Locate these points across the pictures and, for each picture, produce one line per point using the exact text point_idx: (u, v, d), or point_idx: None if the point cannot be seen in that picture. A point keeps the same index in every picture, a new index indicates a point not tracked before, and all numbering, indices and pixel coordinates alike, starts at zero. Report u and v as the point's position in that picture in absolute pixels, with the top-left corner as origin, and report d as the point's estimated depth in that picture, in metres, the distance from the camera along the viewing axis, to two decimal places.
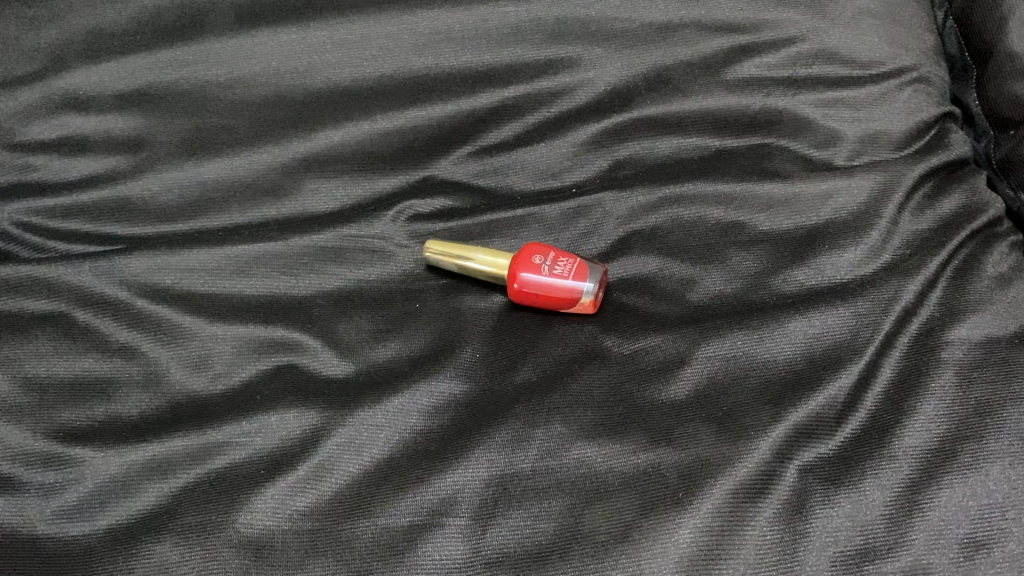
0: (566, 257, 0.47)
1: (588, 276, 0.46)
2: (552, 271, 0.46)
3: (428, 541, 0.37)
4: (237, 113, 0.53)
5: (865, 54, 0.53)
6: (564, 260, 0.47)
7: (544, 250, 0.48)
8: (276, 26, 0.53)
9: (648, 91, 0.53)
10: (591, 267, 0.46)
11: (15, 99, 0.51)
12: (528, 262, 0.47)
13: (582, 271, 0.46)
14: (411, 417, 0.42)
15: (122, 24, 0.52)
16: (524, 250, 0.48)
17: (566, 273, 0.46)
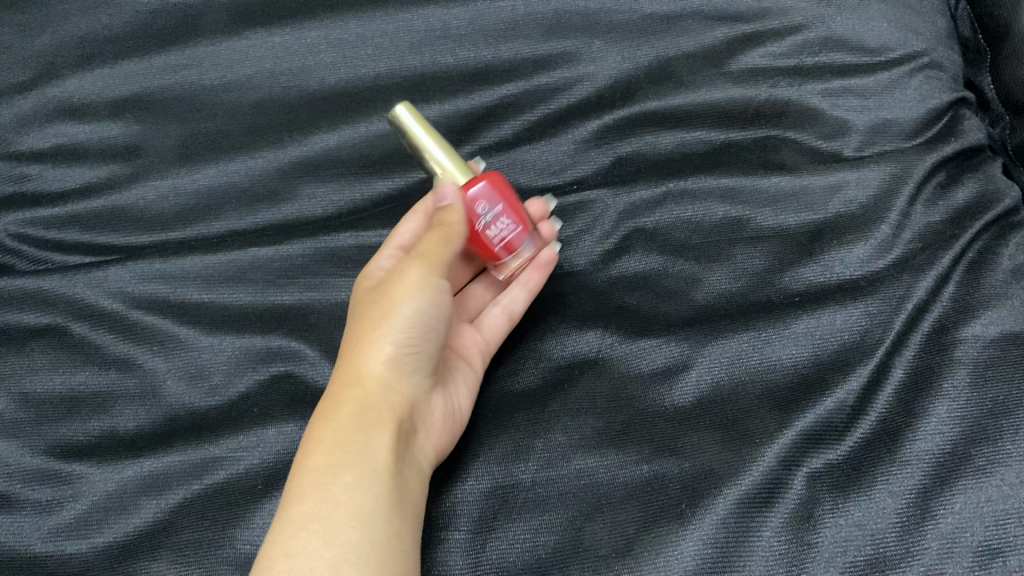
0: (511, 216, 0.46)
1: (513, 254, 0.47)
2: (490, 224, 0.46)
3: (439, 551, 0.38)
4: (233, 116, 0.52)
5: (873, 40, 0.51)
6: (506, 223, 0.46)
7: (493, 195, 0.45)
8: (275, 27, 0.53)
9: (649, 85, 0.52)
10: (526, 246, 0.47)
11: (12, 109, 0.52)
12: (471, 205, 0.45)
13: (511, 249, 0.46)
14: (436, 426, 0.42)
15: (116, 28, 0.53)
16: (477, 185, 0.45)
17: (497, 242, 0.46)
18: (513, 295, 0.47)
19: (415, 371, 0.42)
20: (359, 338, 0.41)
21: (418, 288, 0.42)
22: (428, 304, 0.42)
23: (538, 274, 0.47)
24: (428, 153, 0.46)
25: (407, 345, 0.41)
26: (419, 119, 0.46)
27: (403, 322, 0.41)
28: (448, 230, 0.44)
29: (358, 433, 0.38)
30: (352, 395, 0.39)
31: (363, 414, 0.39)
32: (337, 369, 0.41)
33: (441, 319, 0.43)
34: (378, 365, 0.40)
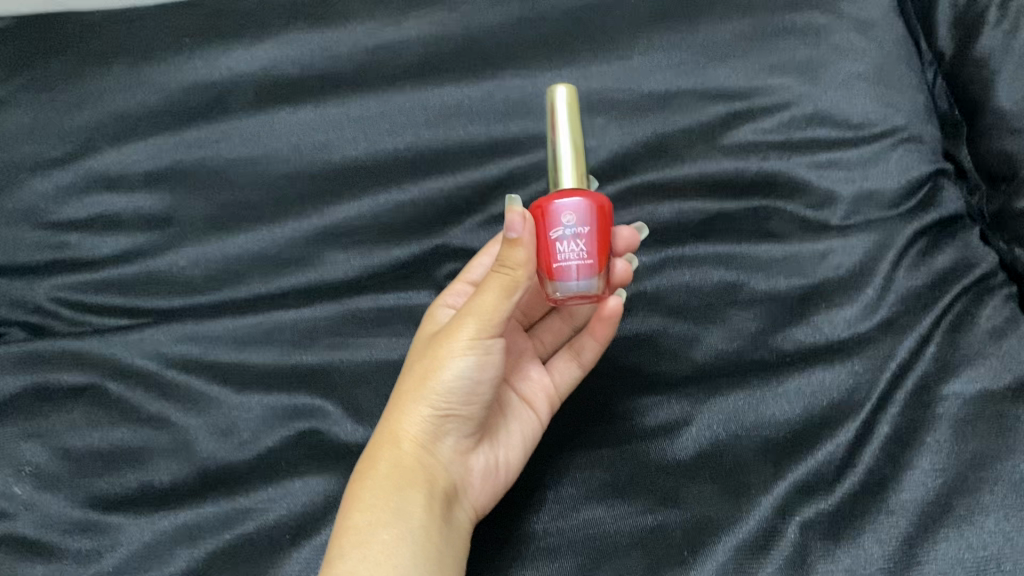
0: (591, 246, 0.42)
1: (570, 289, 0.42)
2: (570, 240, 0.41)
3: None
4: (260, 186, 0.56)
5: (856, 116, 0.55)
6: (581, 248, 0.42)
7: (588, 213, 0.42)
8: (299, 104, 0.58)
9: (648, 158, 0.56)
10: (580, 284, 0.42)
11: (55, 180, 0.57)
12: (555, 214, 0.42)
13: (572, 279, 0.41)
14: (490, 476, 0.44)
15: (150, 105, 0.58)
16: (580, 198, 0.42)
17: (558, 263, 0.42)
18: (586, 345, 0.47)
19: (457, 428, 0.43)
20: (404, 399, 0.42)
21: (469, 348, 0.40)
22: (478, 364, 0.40)
23: (607, 327, 0.46)
24: (560, 132, 0.45)
25: (450, 405, 0.41)
26: (575, 104, 0.45)
27: (448, 384, 0.40)
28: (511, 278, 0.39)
29: (396, 496, 0.40)
30: (390, 457, 0.41)
31: (401, 478, 0.40)
32: (381, 425, 0.42)
33: (494, 377, 0.41)
34: (415, 430, 0.41)
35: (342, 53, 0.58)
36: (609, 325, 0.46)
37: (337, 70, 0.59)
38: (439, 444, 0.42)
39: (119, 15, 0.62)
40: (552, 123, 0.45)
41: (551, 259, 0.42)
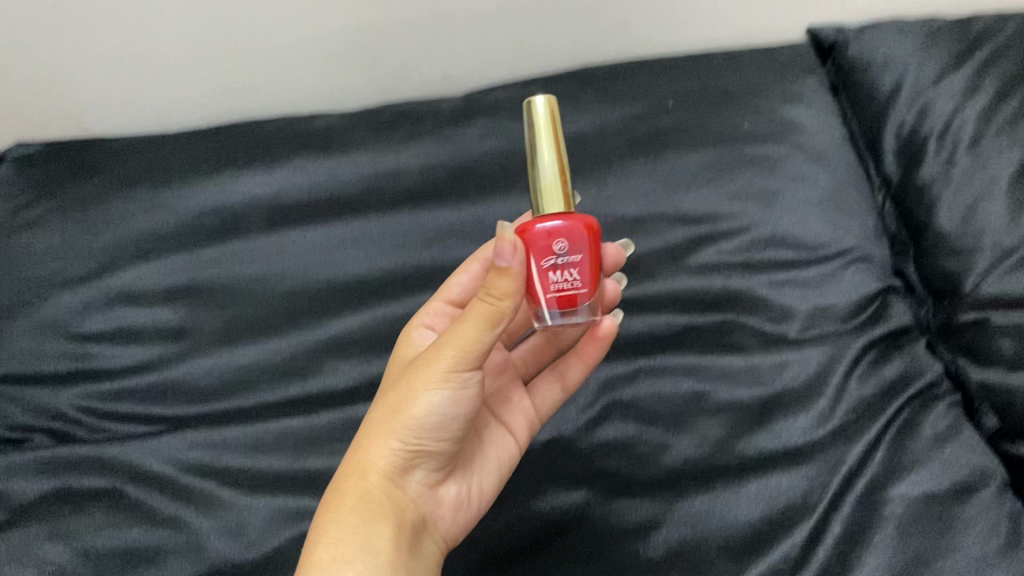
0: (582, 271, 0.46)
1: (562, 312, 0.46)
2: (562, 271, 0.45)
3: None
4: (268, 302, 0.62)
5: (811, 237, 0.62)
6: (574, 275, 0.45)
7: (578, 245, 0.45)
8: (305, 224, 0.64)
9: (623, 275, 0.62)
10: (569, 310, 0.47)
11: (80, 297, 0.62)
12: (547, 243, 0.45)
13: (565, 305, 0.46)
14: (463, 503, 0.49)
15: (168, 228, 0.65)
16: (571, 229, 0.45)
17: (553, 290, 0.45)
18: (571, 368, 0.54)
19: (425, 463, 0.46)
20: (377, 430, 0.45)
21: (444, 381, 0.43)
22: (451, 398, 0.44)
23: (595, 348, 0.53)
24: (538, 159, 0.46)
25: (423, 437, 0.45)
26: (552, 129, 0.47)
27: (420, 419, 0.44)
28: (495, 309, 0.42)
29: (367, 522, 0.43)
30: (360, 488, 0.44)
31: (372, 506, 0.44)
32: (353, 454, 0.45)
33: (466, 410, 0.45)
34: (385, 461, 0.45)
35: (344, 180, 0.65)
36: (602, 344, 0.53)
37: (338, 198, 0.65)
38: (407, 477, 0.46)
39: (145, 142, 0.69)
40: (530, 149, 0.47)
41: (546, 285, 0.45)
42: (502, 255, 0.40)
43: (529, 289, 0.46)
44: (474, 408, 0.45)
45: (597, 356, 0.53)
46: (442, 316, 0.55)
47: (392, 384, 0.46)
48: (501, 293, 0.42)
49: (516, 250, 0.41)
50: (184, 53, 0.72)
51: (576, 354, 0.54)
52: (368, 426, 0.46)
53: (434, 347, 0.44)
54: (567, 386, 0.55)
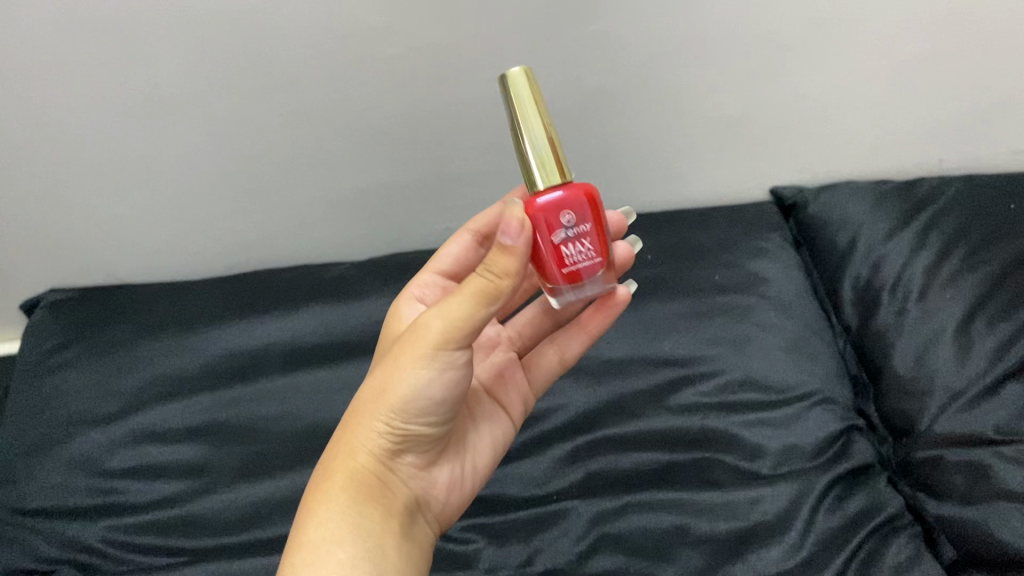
0: (592, 239, 0.48)
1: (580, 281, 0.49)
2: (574, 242, 0.48)
3: None
4: (282, 438, 0.67)
5: (780, 381, 0.68)
6: (586, 244, 0.48)
7: (585, 214, 0.48)
8: (322, 366, 0.72)
9: (609, 413, 0.68)
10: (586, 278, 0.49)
11: (109, 434, 0.68)
12: (556, 215, 0.47)
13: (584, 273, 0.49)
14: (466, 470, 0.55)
15: (190, 370, 0.72)
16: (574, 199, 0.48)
17: (568, 261, 0.48)
18: (572, 342, 0.62)
19: (416, 443, 0.50)
20: (366, 411, 0.49)
21: (432, 362, 0.46)
22: (439, 380, 0.47)
23: (601, 319, 0.60)
24: (526, 136, 0.48)
25: (411, 420, 0.48)
26: (536, 103, 0.49)
27: (405, 400, 0.47)
28: (492, 287, 0.44)
29: (356, 501, 0.47)
30: (347, 470, 0.48)
31: (359, 485, 0.48)
32: (344, 432, 0.49)
33: (454, 393, 0.48)
34: (374, 442, 0.49)
35: (354, 322, 0.74)
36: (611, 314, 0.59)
37: (354, 337, 0.73)
38: (399, 457, 0.50)
39: (175, 293, 0.78)
40: (518, 130, 0.49)
41: (562, 260, 0.48)
42: (508, 232, 0.43)
43: (545, 266, 0.49)
44: (464, 382, 0.49)
45: (603, 326, 0.60)
46: (431, 287, 0.61)
47: (386, 353, 0.50)
48: (501, 270, 0.44)
49: (522, 229, 0.43)
50: (209, 190, 0.83)
51: (579, 327, 0.61)
52: (360, 400, 0.50)
53: (421, 324, 0.47)
54: (566, 358, 0.62)
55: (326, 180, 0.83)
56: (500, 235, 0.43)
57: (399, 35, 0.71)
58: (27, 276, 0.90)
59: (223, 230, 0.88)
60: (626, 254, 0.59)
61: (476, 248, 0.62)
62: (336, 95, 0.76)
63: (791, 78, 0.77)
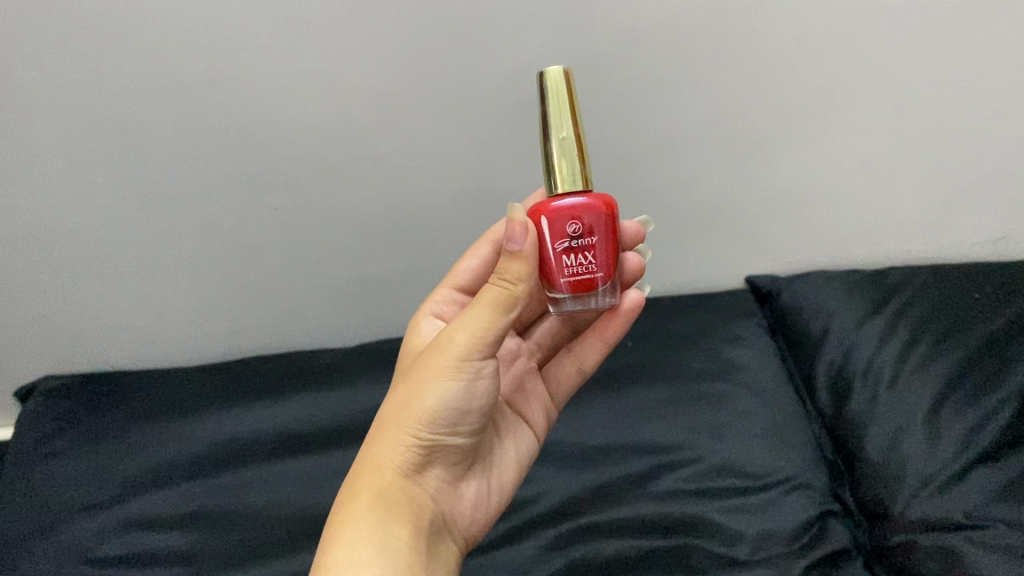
0: (598, 255, 0.52)
1: (583, 293, 0.52)
2: (575, 251, 0.51)
3: None
4: (272, 525, 0.68)
5: (756, 467, 0.70)
6: (589, 258, 0.51)
7: (588, 225, 0.51)
8: (311, 454, 0.74)
9: (592, 500, 0.69)
10: (588, 289, 0.52)
11: (101, 522, 0.69)
12: (563, 224, 0.51)
13: (586, 285, 0.52)
14: (505, 475, 0.61)
15: (183, 458, 0.74)
16: (575, 206, 0.51)
17: (570, 272, 0.52)
18: (589, 352, 0.67)
19: (442, 458, 0.54)
20: (393, 427, 0.52)
21: (457, 371, 0.51)
22: (466, 387, 0.52)
23: (618, 325, 0.65)
24: (555, 132, 0.53)
25: (437, 432, 0.52)
26: (568, 101, 0.53)
27: (433, 411, 0.51)
28: (509, 293, 0.50)
29: (384, 517, 0.49)
30: (375, 483, 0.51)
31: (387, 500, 0.50)
32: (370, 450, 0.53)
33: (479, 403, 0.53)
34: (401, 457, 0.52)
35: (345, 411, 0.77)
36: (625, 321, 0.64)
37: (347, 425, 0.76)
38: (425, 473, 0.53)
39: (171, 379, 0.84)
40: (548, 124, 0.53)
41: (563, 269, 0.52)
42: (515, 238, 0.50)
43: (549, 274, 0.52)
44: (488, 394, 0.53)
45: (619, 333, 0.65)
46: (449, 303, 0.68)
47: (408, 374, 0.54)
48: (513, 277, 0.50)
49: (527, 233, 0.50)
50: (209, 293, 0.87)
51: (593, 336, 0.67)
52: (384, 419, 0.53)
53: (445, 338, 0.52)
54: (585, 367, 0.68)
55: (321, 277, 0.87)
56: (508, 242, 0.50)
57: (390, 135, 0.76)
58: (21, 372, 0.92)
59: (221, 327, 0.91)
60: (637, 265, 0.63)
61: (493, 260, 0.68)
62: (329, 193, 0.80)
63: (760, 174, 0.82)
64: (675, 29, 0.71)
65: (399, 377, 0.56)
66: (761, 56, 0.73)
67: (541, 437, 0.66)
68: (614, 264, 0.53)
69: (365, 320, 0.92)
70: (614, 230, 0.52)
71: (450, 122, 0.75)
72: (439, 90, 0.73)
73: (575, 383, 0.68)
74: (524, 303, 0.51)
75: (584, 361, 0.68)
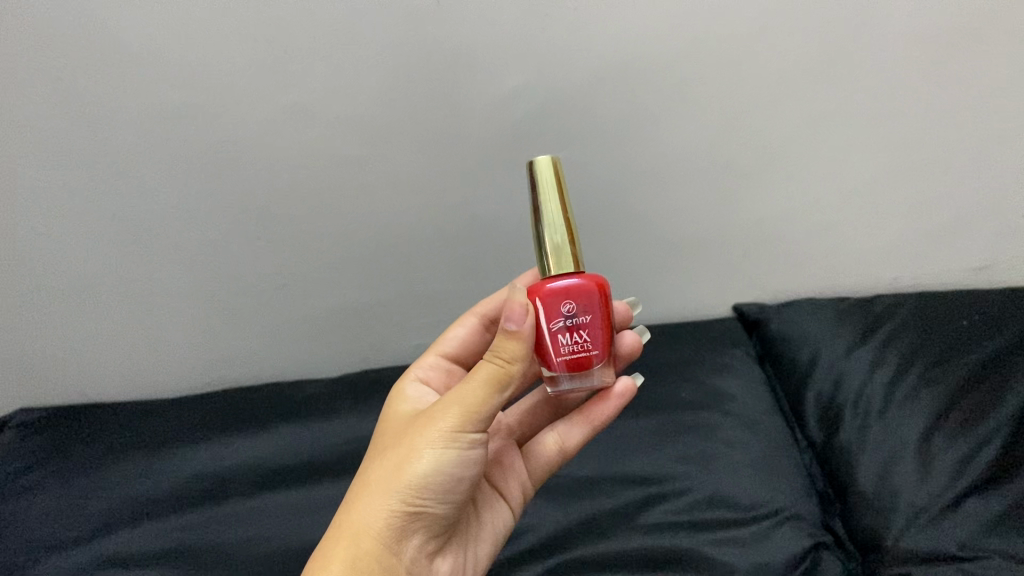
0: (592, 334, 0.51)
1: (576, 374, 0.51)
2: (570, 329, 0.50)
3: None
4: (249, 560, 0.66)
5: (746, 498, 0.69)
6: (584, 337, 0.50)
7: (581, 303, 0.50)
8: (292, 488, 0.72)
9: (579, 535, 0.68)
10: (584, 371, 0.51)
11: (73, 557, 0.66)
12: (557, 302, 0.50)
13: (581, 365, 0.51)
14: (481, 553, 0.59)
15: (160, 494, 0.72)
16: (571, 288, 0.50)
17: (564, 352, 0.50)
18: (571, 433, 0.64)
19: (424, 529, 0.52)
20: (378, 492, 0.50)
21: (448, 443, 0.50)
22: (456, 459, 0.50)
23: (606, 408, 0.62)
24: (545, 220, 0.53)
25: (422, 502, 0.50)
26: (556, 188, 0.54)
27: (420, 480, 0.50)
28: (502, 372, 0.49)
29: None
30: (352, 551, 0.49)
31: (359, 573, 0.48)
32: (351, 514, 0.50)
33: (467, 475, 0.51)
34: (381, 525, 0.50)
35: (327, 444, 0.76)
36: (609, 409, 0.62)
37: (329, 457, 0.75)
38: (407, 543, 0.51)
39: (146, 414, 0.82)
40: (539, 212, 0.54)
41: (558, 348, 0.50)
42: (512, 317, 0.49)
43: (545, 355, 0.51)
44: (478, 470, 0.52)
45: (604, 420, 0.62)
46: (435, 367, 0.67)
47: (400, 440, 0.53)
48: (510, 356, 0.49)
49: (525, 314, 0.49)
50: (188, 324, 0.86)
51: (578, 418, 0.64)
52: (369, 484, 0.52)
53: (440, 410, 0.51)
54: (564, 449, 0.65)
55: (304, 308, 0.86)
56: (507, 320, 0.49)
57: (374, 163, 0.75)
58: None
59: (200, 360, 0.90)
60: (634, 344, 0.63)
61: (481, 333, 0.69)
62: (313, 221, 0.79)
63: (748, 202, 0.82)
64: (663, 57, 0.71)
65: (389, 441, 0.55)
66: (744, 86, 0.73)
67: (516, 513, 0.64)
68: (607, 345, 0.52)
69: (349, 351, 0.91)
70: (608, 314, 0.52)
71: (436, 151, 0.75)
72: (425, 118, 0.72)
73: (556, 463, 0.66)
74: (518, 383, 0.50)
75: (566, 443, 0.65)
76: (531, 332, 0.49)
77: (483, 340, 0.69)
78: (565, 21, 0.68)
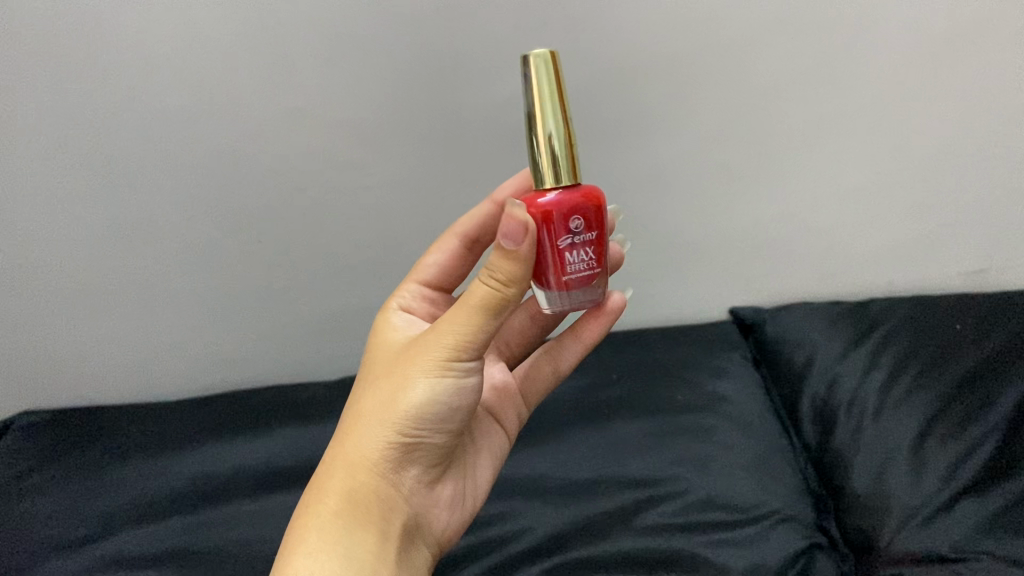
0: (595, 249, 0.49)
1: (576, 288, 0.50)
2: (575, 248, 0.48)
3: None
4: (251, 560, 0.67)
5: (742, 501, 0.69)
6: (589, 253, 0.49)
7: (588, 219, 0.48)
8: (293, 489, 0.73)
9: (577, 537, 0.68)
10: (586, 285, 0.50)
11: (77, 558, 0.67)
12: (564, 221, 0.48)
13: (582, 281, 0.50)
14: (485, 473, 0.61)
15: (163, 495, 0.73)
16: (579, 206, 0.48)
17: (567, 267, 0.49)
18: (566, 351, 0.66)
19: (421, 458, 0.53)
20: (371, 424, 0.51)
21: (441, 374, 0.50)
22: (449, 388, 0.50)
23: (604, 319, 0.63)
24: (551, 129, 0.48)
25: (415, 432, 0.51)
26: (557, 91, 0.49)
27: (413, 413, 0.50)
28: (499, 297, 0.48)
29: (349, 523, 0.48)
30: (347, 484, 0.50)
31: (355, 502, 0.49)
32: (346, 446, 0.52)
33: (460, 403, 0.52)
34: (375, 458, 0.51)
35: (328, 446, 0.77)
36: (605, 321, 0.63)
37: None
38: (404, 471, 0.52)
39: (150, 417, 0.83)
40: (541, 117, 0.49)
41: (561, 263, 0.49)
42: (511, 237, 0.46)
43: (545, 268, 0.50)
44: (472, 396, 0.52)
45: (598, 333, 0.64)
46: (416, 295, 0.66)
47: (393, 368, 0.53)
48: (504, 279, 0.47)
49: (526, 234, 0.46)
50: (190, 327, 0.87)
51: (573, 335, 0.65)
52: (363, 413, 0.53)
53: (431, 338, 0.51)
54: (559, 369, 0.67)
55: (305, 312, 0.87)
56: (503, 238, 0.46)
57: (375, 168, 0.76)
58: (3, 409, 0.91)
59: (202, 364, 0.91)
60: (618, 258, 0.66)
61: (461, 253, 0.67)
62: (315, 225, 0.80)
63: (743, 207, 0.82)
64: (659, 65, 0.72)
65: (382, 369, 0.56)
66: (736, 93, 0.74)
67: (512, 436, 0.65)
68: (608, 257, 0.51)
69: (351, 354, 0.92)
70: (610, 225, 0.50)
71: (436, 157, 0.76)
72: (426, 125, 0.73)
73: (551, 383, 0.67)
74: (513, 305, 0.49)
75: (561, 363, 0.66)
76: (531, 251, 0.47)
77: (461, 262, 0.68)
78: (560, 29, 0.69)
